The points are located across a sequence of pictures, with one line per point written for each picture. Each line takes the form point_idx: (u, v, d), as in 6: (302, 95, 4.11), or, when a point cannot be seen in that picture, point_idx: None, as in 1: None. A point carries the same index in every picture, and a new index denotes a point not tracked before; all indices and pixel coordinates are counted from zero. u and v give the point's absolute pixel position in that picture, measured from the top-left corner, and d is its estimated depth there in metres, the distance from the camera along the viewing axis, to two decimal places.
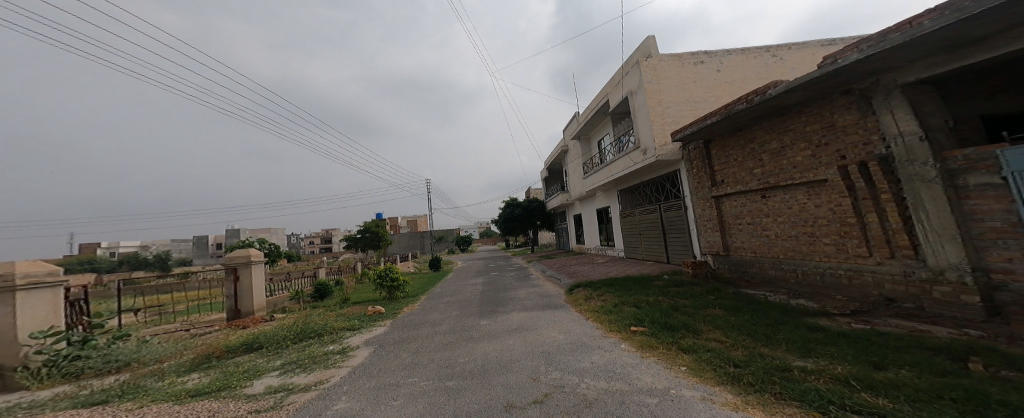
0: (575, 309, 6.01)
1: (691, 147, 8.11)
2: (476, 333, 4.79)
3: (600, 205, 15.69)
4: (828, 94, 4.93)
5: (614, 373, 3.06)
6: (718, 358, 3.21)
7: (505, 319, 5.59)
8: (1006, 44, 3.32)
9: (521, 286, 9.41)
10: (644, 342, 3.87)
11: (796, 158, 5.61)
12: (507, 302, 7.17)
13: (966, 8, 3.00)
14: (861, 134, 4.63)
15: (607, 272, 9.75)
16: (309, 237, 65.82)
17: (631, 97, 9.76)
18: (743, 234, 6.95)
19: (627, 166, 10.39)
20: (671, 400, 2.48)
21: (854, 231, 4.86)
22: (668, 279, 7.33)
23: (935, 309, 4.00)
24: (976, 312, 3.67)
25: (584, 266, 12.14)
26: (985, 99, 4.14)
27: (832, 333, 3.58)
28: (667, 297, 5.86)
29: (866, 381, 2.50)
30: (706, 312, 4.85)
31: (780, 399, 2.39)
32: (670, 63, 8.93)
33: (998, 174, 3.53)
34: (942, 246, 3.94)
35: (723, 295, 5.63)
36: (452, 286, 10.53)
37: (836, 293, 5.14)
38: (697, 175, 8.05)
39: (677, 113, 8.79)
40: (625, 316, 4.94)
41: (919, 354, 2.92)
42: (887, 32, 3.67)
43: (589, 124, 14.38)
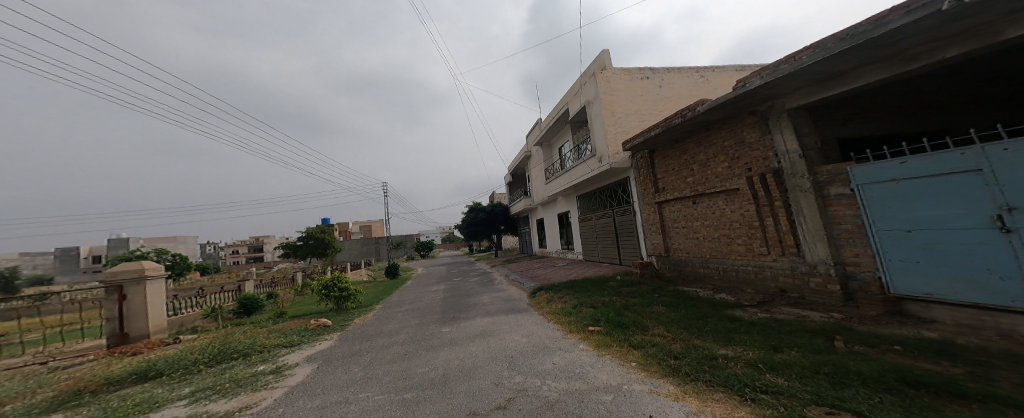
0: (539, 311, 6.18)
1: (638, 155, 8.85)
2: (439, 342, 4.67)
3: (560, 210, 16.24)
4: (739, 114, 5.78)
5: (573, 373, 3.24)
6: (662, 352, 3.57)
7: (468, 325, 5.55)
8: (852, 81, 4.22)
9: (484, 291, 9.41)
10: (601, 341, 4.15)
11: (717, 168, 6.45)
12: (471, 308, 7.09)
13: (830, 48, 3.80)
14: (762, 150, 5.51)
15: (565, 275, 10.15)
16: (231, 244, 58.04)
17: (589, 106, 10.40)
18: (679, 236, 7.76)
19: (585, 172, 10.98)
20: (623, 395, 2.71)
21: (758, 233, 5.74)
22: (620, 280, 7.86)
23: (813, 297, 4.91)
24: (838, 298, 4.59)
25: (543, 269, 12.47)
26: (841, 124, 5.19)
27: (745, 322, 4.20)
28: (620, 297, 6.31)
29: (770, 363, 2.99)
30: (652, 309, 5.33)
31: (711, 387, 2.75)
32: (622, 76, 9.70)
33: (849, 186, 4.45)
34: (815, 244, 4.84)
35: (665, 293, 6.24)
36: (410, 294, 10.06)
37: (747, 286, 6.00)
38: (643, 182, 8.80)
39: (628, 124, 9.54)
40: (583, 317, 5.23)
41: (804, 336, 3.57)
42: (779, 63, 4.47)
43: (551, 131, 14.89)
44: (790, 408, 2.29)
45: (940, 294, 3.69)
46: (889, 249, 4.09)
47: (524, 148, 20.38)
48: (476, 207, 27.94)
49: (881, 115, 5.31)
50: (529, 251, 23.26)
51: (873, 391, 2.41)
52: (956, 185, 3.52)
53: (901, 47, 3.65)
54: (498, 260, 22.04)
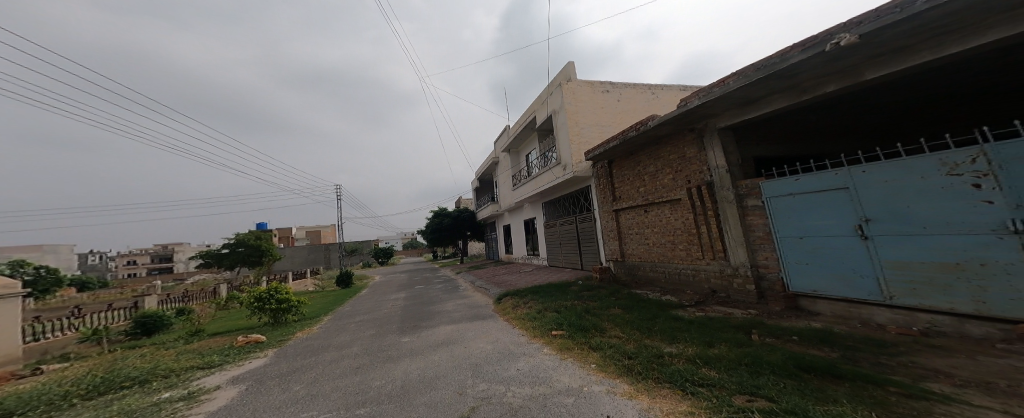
0: (504, 317, 6.17)
1: (598, 165, 9.34)
2: (395, 353, 4.45)
3: (525, 216, 16.39)
4: (681, 131, 6.44)
5: (537, 378, 3.31)
6: (617, 352, 3.79)
7: (431, 334, 5.35)
8: (764, 106, 4.99)
9: (448, 298, 9.13)
10: (564, 344, 4.29)
11: (664, 179, 7.06)
12: (433, 315, 6.83)
13: (749, 76, 4.47)
14: (698, 164, 6.17)
15: (530, 281, 10.25)
16: (128, 254, 48.71)
17: (554, 115, 10.80)
18: (632, 242, 8.30)
19: (549, 180, 11.27)
20: (583, 397, 2.83)
21: (696, 239, 6.38)
22: (582, 284, 8.16)
23: (736, 296, 5.60)
24: (754, 296, 5.30)
25: (508, 275, 12.46)
26: (758, 144, 6.07)
27: (685, 320, 4.66)
28: (581, 300, 6.57)
29: (705, 358, 3.35)
30: (609, 311, 5.63)
31: (659, 383, 3.00)
32: (585, 88, 10.28)
33: (761, 199, 5.20)
34: (737, 249, 5.54)
35: (621, 296, 6.64)
36: (365, 304, 9.40)
37: (688, 287, 6.62)
38: (602, 191, 9.31)
39: (590, 134, 10.09)
40: (546, 321, 5.34)
41: (730, 331, 4.07)
42: (712, 86, 5.13)
43: (517, 138, 15.11)
44: (721, 399, 2.60)
45: (822, 291, 4.47)
46: (790, 252, 4.85)
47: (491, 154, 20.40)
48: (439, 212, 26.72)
49: (789, 138, 6.32)
50: (495, 257, 22.94)
51: (779, 377, 2.83)
52: (833, 200, 4.33)
53: (799, 80, 4.40)
54: (459, 267, 21.50)
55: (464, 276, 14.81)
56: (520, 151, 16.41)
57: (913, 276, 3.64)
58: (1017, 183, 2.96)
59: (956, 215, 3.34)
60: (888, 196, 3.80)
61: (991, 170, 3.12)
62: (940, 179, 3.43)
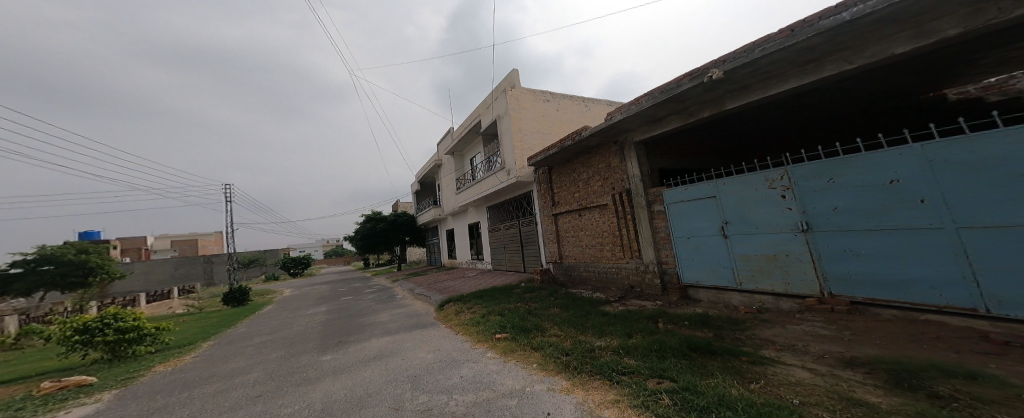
0: (446, 324, 5.89)
1: (538, 171, 9.52)
2: (314, 374, 3.92)
3: (468, 220, 16.04)
4: (607, 144, 7.01)
5: (479, 384, 3.26)
6: (556, 349, 3.93)
7: (359, 348, 4.82)
8: (666, 123, 5.78)
9: (381, 308, 8.35)
10: (508, 347, 4.23)
11: (594, 186, 7.51)
12: (364, 328, 6.15)
13: (656, 99, 5.24)
14: (619, 172, 6.80)
15: (473, 285, 10.05)
16: None
17: (498, 120, 10.88)
18: (568, 245, 8.60)
19: (494, 184, 11.23)
20: (526, 398, 2.91)
21: (620, 241, 6.93)
22: (524, 286, 8.27)
23: (647, 290, 6.40)
24: (659, 290, 6.19)
25: (449, 281, 12.01)
26: (669, 157, 6.86)
27: (612, 315, 5.08)
28: (523, 302, 6.61)
29: (627, 349, 3.78)
30: (549, 311, 5.77)
31: (591, 376, 3.24)
32: (528, 96, 10.67)
33: (664, 203, 6.10)
34: (647, 248, 6.35)
35: (561, 295, 6.89)
36: (272, 322, 8.05)
37: (613, 285, 7.17)
38: (542, 196, 9.52)
39: (532, 141, 10.39)
40: (490, 325, 5.22)
41: (643, 321, 4.69)
42: (631, 105, 5.86)
43: (461, 141, 14.81)
44: (638, 384, 2.96)
45: (702, 281, 5.56)
46: (687, 249, 5.78)
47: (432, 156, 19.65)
48: (372, 216, 24.59)
49: (696, 152, 7.26)
50: (436, 263, 21.88)
51: (678, 359, 3.41)
52: (706, 206, 5.44)
53: (687, 105, 5.24)
54: (393, 274, 20.03)
55: (401, 283, 13.81)
56: (463, 155, 16.08)
57: (753, 265, 4.85)
58: (806, 196, 4.24)
59: (774, 218, 4.58)
60: (738, 204, 5.01)
61: (790, 185, 4.40)
62: (765, 191, 4.68)
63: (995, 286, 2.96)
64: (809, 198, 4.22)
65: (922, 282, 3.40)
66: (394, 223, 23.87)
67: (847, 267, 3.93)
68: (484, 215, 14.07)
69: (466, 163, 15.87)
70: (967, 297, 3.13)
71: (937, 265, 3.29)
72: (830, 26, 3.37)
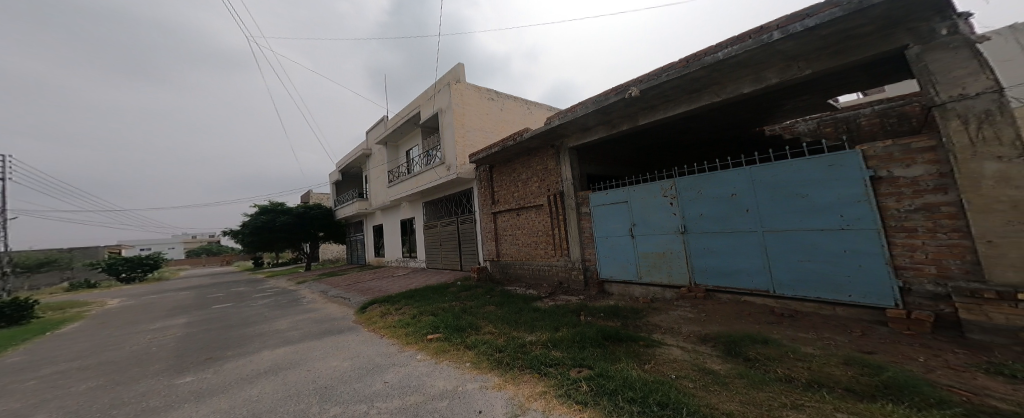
0: (367, 329, 5.19)
1: (480, 168, 9.20)
2: (186, 398, 3.07)
3: (401, 216, 14.89)
4: (544, 148, 7.03)
5: (407, 388, 2.84)
6: (489, 347, 3.68)
7: (251, 363, 3.92)
8: (593, 132, 5.98)
9: (284, 314, 7.11)
10: (440, 348, 3.83)
11: (532, 188, 7.44)
12: (258, 341, 5.02)
13: (585, 111, 5.45)
14: (554, 176, 6.85)
15: (403, 285, 9.27)
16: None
17: (440, 114, 10.28)
18: (506, 243, 8.43)
19: (432, 180, 10.55)
20: (457, 397, 2.60)
21: (553, 241, 6.97)
22: (460, 285, 7.84)
23: (570, 284, 6.58)
24: (582, 284, 6.39)
25: (375, 282, 10.89)
26: (597, 163, 7.20)
27: (540, 311, 5.05)
28: (458, 301, 6.22)
29: (555, 342, 3.72)
30: (484, 309, 5.48)
31: (522, 370, 3.08)
32: (472, 92, 10.28)
33: (589, 206, 6.30)
34: (573, 246, 6.51)
35: (495, 293, 6.66)
36: (126, 337, 6.25)
37: (546, 282, 7.19)
38: (483, 194, 9.18)
39: (474, 138, 10.01)
40: (421, 326, 4.74)
41: (567, 315, 4.75)
42: (568, 112, 6.01)
43: (398, 131, 13.61)
44: (561, 374, 2.89)
45: (613, 276, 5.92)
46: (603, 248, 6.08)
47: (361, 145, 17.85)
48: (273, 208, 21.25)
49: (620, 160, 7.75)
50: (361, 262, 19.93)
51: (593, 347, 3.48)
52: (613, 208, 5.89)
53: (612, 117, 5.48)
54: (311, 273, 17.68)
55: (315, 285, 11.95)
56: (400, 146, 14.84)
57: (646, 262, 5.42)
58: (685, 202, 4.90)
59: (664, 221, 5.18)
60: (635, 207, 5.55)
61: (675, 193, 5.03)
62: (660, 197, 5.23)
63: (781, 272, 4.00)
64: (687, 205, 4.88)
65: (744, 272, 4.32)
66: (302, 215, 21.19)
67: (706, 262, 4.71)
68: (419, 211, 13.17)
69: (402, 156, 14.67)
70: (766, 281, 4.14)
71: (752, 258, 4.25)
72: (710, 63, 3.88)
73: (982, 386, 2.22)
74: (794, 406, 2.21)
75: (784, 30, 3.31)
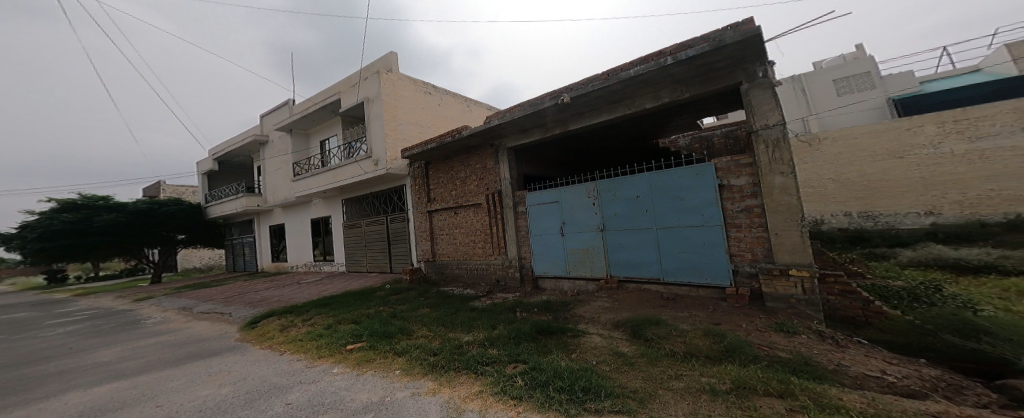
0: (261, 347, 4.61)
1: (414, 165, 8.94)
2: None
3: (313, 214, 13.54)
4: (484, 146, 7.15)
5: (321, 405, 2.72)
6: (422, 351, 3.68)
7: (100, 399, 3.19)
8: (531, 134, 6.29)
9: (139, 337, 5.85)
10: (362, 358, 3.68)
11: (471, 186, 7.50)
12: (62, 379, 3.91)
13: (520, 113, 5.70)
14: (493, 175, 7.01)
15: (315, 293, 8.47)
16: None
17: (368, 104, 9.65)
18: (442, 242, 8.35)
19: (354, 173, 9.93)
20: (384, 409, 2.58)
21: (490, 239, 7.15)
22: (388, 289, 7.56)
23: (508, 282, 6.83)
24: (518, 281, 6.68)
25: (273, 291, 9.62)
26: (531, 164, 7.52)
27: (478, 310, 5.19)
28: (387, 306, 6.01)
29: (494, 340, 3.88)
30: (418, 312, 5.43)
31: (458, 371, 3.18)
32: (406, 84, 9.95)
33: (526, 205, 6.59)
34: (512, 245, 6.75)
35: (431, 295, 6.59)
36: None
37: (483, 280, 7.33)
38: (417, 191, 8.94)
39: (407, 132, 9.71)
40: (340, 336, 4.46)
41: (504, 313, 4.96)
42: (508, 112, 6.19)
43: (310, 119, 12.32)
44: (499, 372, 3.04)
45: (547, 272, 6.30)
46: (537, 246, 6.43)
47: (258, 130, 15.59)
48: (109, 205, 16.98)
49: (553, 162, 8.19)
50: (251, 267, 17.32)
51: (530, 342, 3.74)
52: (546, 208, 6.26)
53: (547, 120, 5.82)
54: (166, 286, 14.34)
55: (168, 300, 9.79)
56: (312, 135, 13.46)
57: (573, 257, 5.89)
58: (606, 203, 5.44)
59: (588, 220, 5.68)
60: (565, 207, 5.99)
61: (597, 194, 5.56)
62: (586, 198, 5.72)
63: (668, 262, 4.75)
64: (607, 205, 5.43)
65: (643, 264, 5.01)
66: (139, 212, 17.14)
67: (618, 256, 5.30)
68: (338, 209, 12.17)
69: (314, 146, 13.33)
70: (657, 270, 4.87)
71: (649, 251, 4.95)
72: (623, 78, 4.38)
73: (794, 346, 3.00)
74: (677, 375, 2.71)
75: (677, 57, 3.89)
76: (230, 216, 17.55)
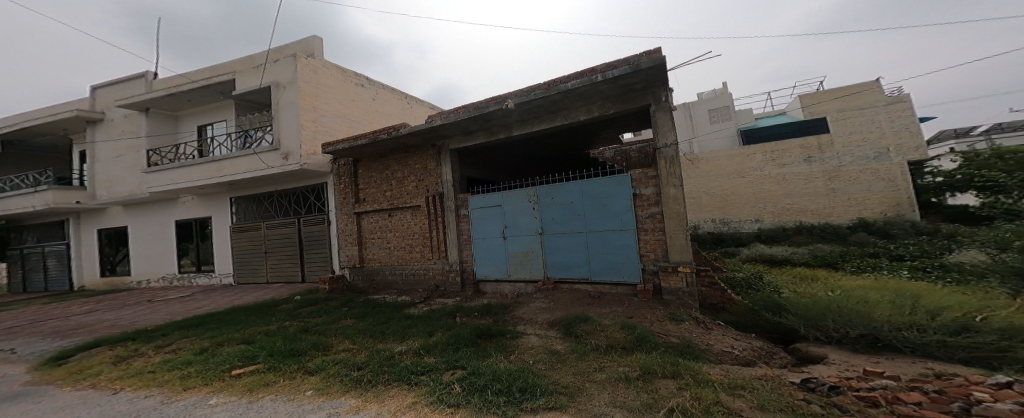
0: (70, 389, 3.35)
1: (340, 162, 8.31)
2: None
3: (180, 216, 11.05)
4: (425, 146, 6.96)
5: None
6: (343, 366, 3.39)
7: None
8: (475, 137, 6.31)
9: None
10: (255, 383, 3.15)
11: (409, 186, 7.23)
12: None
13: (462, 115, 5.63)
14: (433, 176, 6.85)
15: (179, 312, 6.87)
16: None
17: (277, 89, 8.50)
18: (373, 247, 7.86)
19: (252, 167, 8.61)
20: None
21: (427, 242, 6.97)
22: (297, 301, 6.85)
23: (447, 287, 6.70)
24: (457, 286, 6.59)
25: (96, 315, 7.20)
26: (475, 167, 7.49)
27: (413, 317, 5.01)
28: (294, 321, 5.38)
29: (429, 348, 3.79)
30: (339, 324, 5.03)
31: (389, 384, 3.02)
32: (332, 72, 9.21)
33: (469, 208, 6.55)
34: (453, 249, 6.65)
35: (355, 305, 6.16)
36: None
37: (419, 286, 7.09)
38: (342, 190, 8.32)
39: (331, 125, 8.95)
40: (227, 358, 3.76)
41: (443, 319, 4.87)
42: (451, 112, 6.05)
43: (184, 98, 10.18)
44: (435, 381, 2.97)
45: (488, 276, 6.33)
46: (479, 251, 6.42)
47: (84, 106, 11.93)
48: None
49: (495, 165, 8.26)
50: (56, 287, 12.85)
51: (468, 347, 3.72)
52: (487, 212, 6.30)
53: (491, 125, 5.89)
54: None
55: None
56: (183, 118, 11.12)
57: (513, 261, 6.01)
58: (545, 208, 5.65)
59: (527, 225, 5.85)
60: (506, 211, 6.09)
61: (537, 199, 5.75)
62: (526, 202, 5.88)
63: (595, 264, 5.13)
64: (545, 210, 5.65)
65: (575, 265, 5.33)
66: None
67: (555, 258, 5.55)
68: (224, 210, 10.31)
69: (189, 131, 11.09)
70: (586, 271, 5.23)
71: (580, 253, 5.28)
72: (561, 90, 4.61)
73: (689, 336, 3.47)
74: (599, 368, 2.93)
75: (607, 74, 4.21)
76: (21, 215, 12.76)
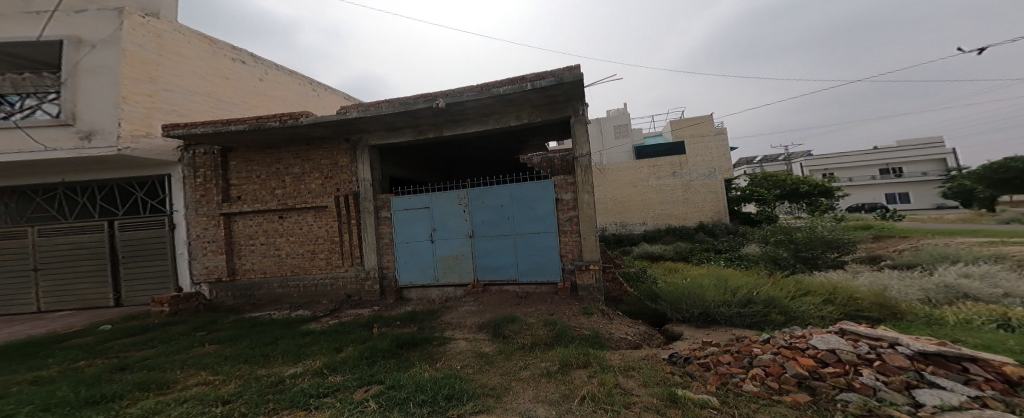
0: None
1: (196, 150, 6.61)
2: None
3: None
4: (337, 139, 6.22)
5: None
6: (204, 401, 2.75)
7: None
8: (400, 133, 5.88)
9: None
10: None
11: (312, 184, 6.35)
12: None
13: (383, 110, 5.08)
14: (349, 174, 6.23)
15: None
16: None
17: (73, 46, 5.99)
18: (252, 255, 6.57)
19: (18, 150, 5.80)
20: None
21: (337, 247, 6.25)
22: (112, 327, 5.24)
23: (363, 296, 6.08)
24: (376, 294, 6.02)
25: None
26: (397, 166, 6.97)
27: (318, 333, 4.41)
28: (108, 357, 4.08)
29: (333, 365, 3.27)
30: (195, 352, 4.14)
31: (274, 413, 2.51)
32: (196, 41, 7.42)
33: (394, 209, 6.03)
34: (370, 253, 6.08)
35: (219, 328, 5.15)
36: None
37: (323, 298, 6.27)
38: (201, 186, 6.62)
39: (187, 104, 7.03)
40: None
41: (356, 331, 4.36)
42: (369, 105, 5.36)
43: None
44: (343, 400, 2.56)
45: (413, 282, 5.89)
46: (404, 255, 5.95)
47: None
48: None
49: (419, 166, 7.78)
50: None
51: (388, 358, 3.33)
52: (412, 213, 5.87)
53: (420, 123, 5.53)
54: None
55: None
56: None
57: (439, 264, 5.67)
58: (473, 208, 5.42)
59: (456, 226, 5.57)
60: (432, 213, 5.73)
61: (466, 200, 5.49)
62: (455, 203, 5.58)
63: (522, 266, 5.04)
64: (473, 210, 5.42)
65: (503, 268, 5.20)
66: None
67: (483, 261, 5.34)
68: None
69: None
70: (513, 272, 5.11)
71: (508, 255, 5.15)
72: (494, 94, 4.43)
73: (608, 327, 3.55)
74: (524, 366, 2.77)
75: (539, 84, 4.16)
76: None
